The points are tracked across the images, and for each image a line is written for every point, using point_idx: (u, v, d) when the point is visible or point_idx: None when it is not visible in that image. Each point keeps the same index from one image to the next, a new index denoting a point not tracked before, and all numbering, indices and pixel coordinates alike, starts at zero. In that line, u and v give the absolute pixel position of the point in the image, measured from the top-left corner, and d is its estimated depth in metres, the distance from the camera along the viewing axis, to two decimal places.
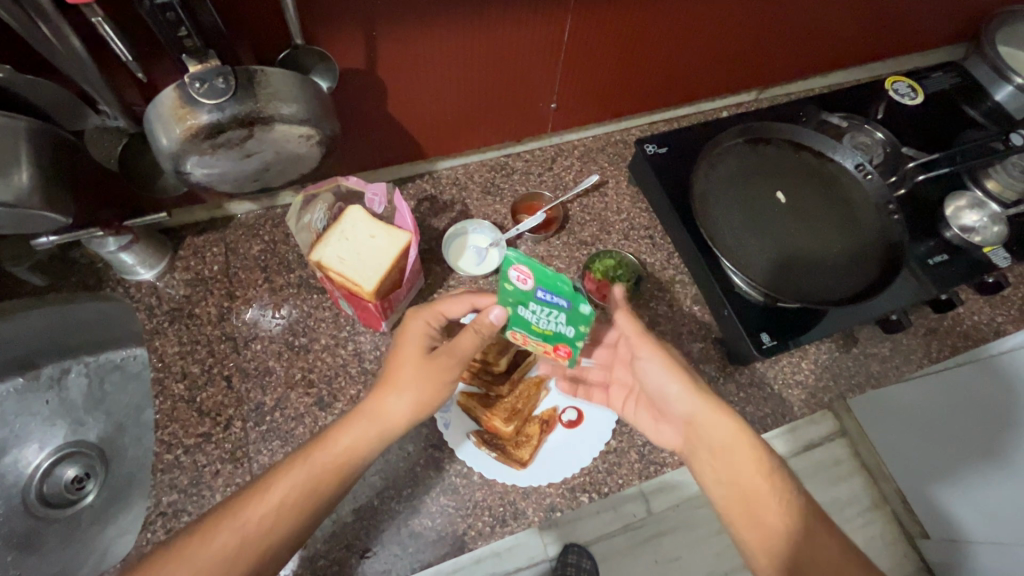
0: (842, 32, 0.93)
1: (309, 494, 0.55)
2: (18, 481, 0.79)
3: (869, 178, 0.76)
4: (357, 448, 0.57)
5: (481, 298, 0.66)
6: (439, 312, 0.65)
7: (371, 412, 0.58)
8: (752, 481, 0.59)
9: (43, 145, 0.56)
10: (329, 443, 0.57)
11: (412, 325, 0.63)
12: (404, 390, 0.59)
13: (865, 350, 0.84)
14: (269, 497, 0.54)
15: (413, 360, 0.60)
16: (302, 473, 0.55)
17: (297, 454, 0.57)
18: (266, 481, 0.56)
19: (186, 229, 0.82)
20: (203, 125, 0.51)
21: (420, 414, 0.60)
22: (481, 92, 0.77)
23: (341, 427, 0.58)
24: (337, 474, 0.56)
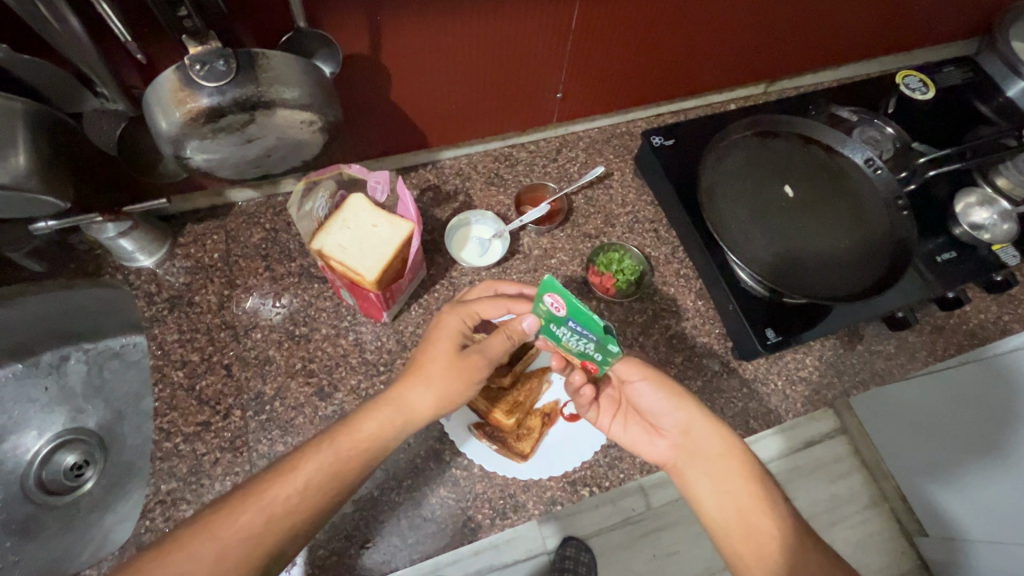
0: (853, 25, 0.92)
1: (333, 480, 0.54)
2: (18, 467, 0.78)
3: (879, 173, 0.76)
4: (382, 438, 0.57)
5: (518, 303, 0.65)
6: (473, 311, 0.64)
7: (398, 402, 0.58)
8: (742, 485, 0.60)
9: (41, 127, 0.55)
10: (355, 430, 0.56)
11: (446, 321, 0.63)
12: (433, 381, 0.59)
13: (870, 348, 0.84)
14: (293, 480, 0.53)
15: (444, 353, 0.60)
16: (328, 458, 0.55)
17: (323, 438, 0.56)
18: (290, 462, 0.55)
19: (187, 216, 0.82)
20: (203, 108, 0.50)
21: (446, 408, 0.60)
22: (487, 81, 0.76)
23: (368, 414, 0.57)
24: (361, 463, 0.56)
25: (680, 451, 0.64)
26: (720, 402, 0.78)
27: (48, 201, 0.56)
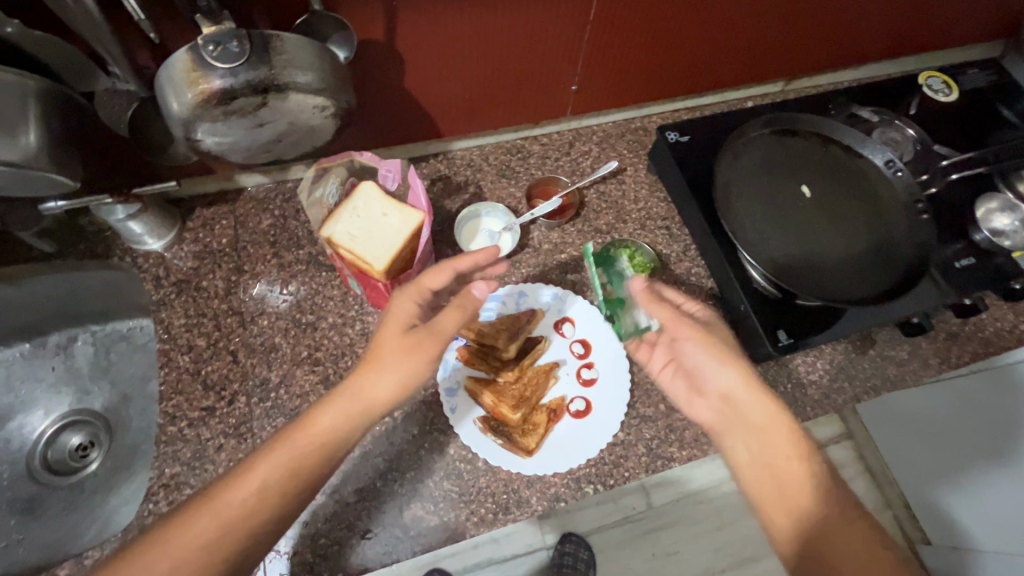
0: (877, 23, 0.90)
1: (292, 476, 0.54)
2: (23, 446, 0.79)
3: (899, 175, 0.75)
4: (337, 431, 0.56)
5: (459, 261, 0.64)
6: (422, 288, 0.62)
7: (353, 392, 0.57)
8: (784, 455, 0.57)
9: (52, 105, 0.54)
10: (311, 425, 0.56)
11: (396, 305, 0.61)
12: (386, 368, 0.57)
13: (883, 353, 0.82)
14: (246, 483, 0.53)
15: (392, 339, 0.59)
16: (285, 455, 0.54)
17: (280, 437, 0.56)
18: (244, 466, 0.54)
19: (196, 200, 0.81)
20: (216, 90, 0.49)
21: (405, 394, 0.58)
22: (501, 71, 0.75)
23: (323, 408, 0.57)
24: (320, 456, 0.55)
25: (721, 415, 0.61)
26: None
27: (58, 180, 0.56)
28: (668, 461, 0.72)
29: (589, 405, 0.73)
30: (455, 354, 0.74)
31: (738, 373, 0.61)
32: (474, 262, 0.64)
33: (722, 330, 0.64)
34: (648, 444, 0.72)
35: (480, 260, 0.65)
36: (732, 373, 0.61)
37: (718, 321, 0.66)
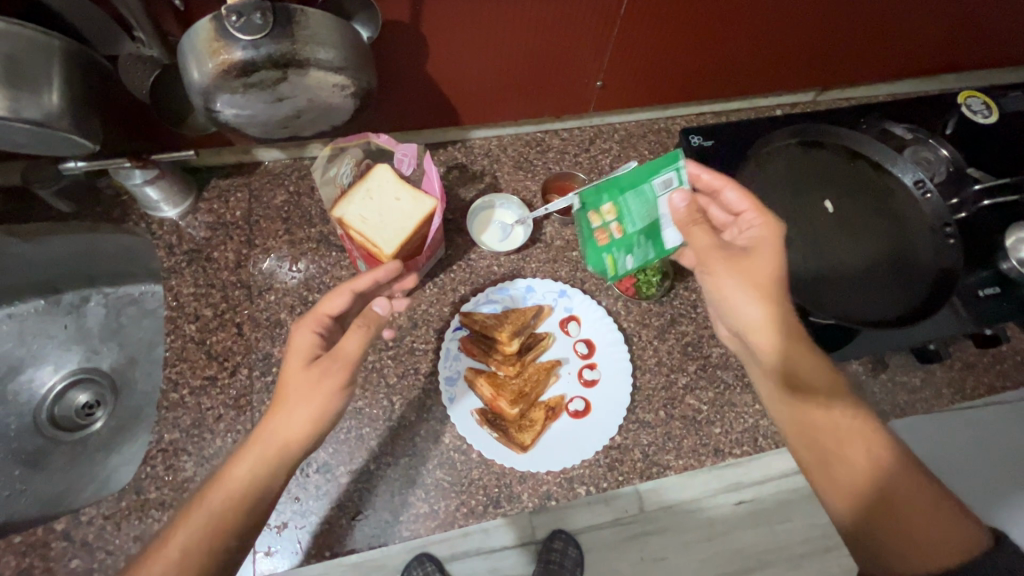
0: (918, 38, 0.87)
1: (207, 542, 0.50)
2: (31, 400, 0.80)
3: (928, 197, 0.68)
4: (254, 481, 0.53)
5: (358, 280, 0.61)
6: (321, 314, 0.60)
7: (265, 438, 0.54)
8: (811, 398, 0.58)
9: (76, 66, 0.54)
10: (223, 480, 0.53)
11: (295, 338, 0.58)
12: (294, 405, 0.54)
13: (894, 378, 0.80)
14: (164, 558, 0.50)
15: (297, 373, 0.56)
16: (200, 520, 0.51)
17: (193, 501, 0.53)
18: (163, 538, 0.51)
19: (213, 171, 0.82)
20: (236, 62, 0.49)
21: (320, 426, 0.55)
22: (525, 61, 0.74)
23: (237, 461, 0.54)
24: (236, 510, 0.52)
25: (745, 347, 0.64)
26: (729, 415, 0.75)
27: (78, 141, 0.56)
28: (663, 469, 0.71)
29: (588, 406, 0.72)
30: (457, 345, 0.74)
31: (776, 309, 0.59)
32: (373, 281, 0.61)
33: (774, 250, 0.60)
34: (645, 449, 0.72)
35: (380, 277, 0.62)
36: (757, 312, 0.59)
37: (763, 243, 0.61)
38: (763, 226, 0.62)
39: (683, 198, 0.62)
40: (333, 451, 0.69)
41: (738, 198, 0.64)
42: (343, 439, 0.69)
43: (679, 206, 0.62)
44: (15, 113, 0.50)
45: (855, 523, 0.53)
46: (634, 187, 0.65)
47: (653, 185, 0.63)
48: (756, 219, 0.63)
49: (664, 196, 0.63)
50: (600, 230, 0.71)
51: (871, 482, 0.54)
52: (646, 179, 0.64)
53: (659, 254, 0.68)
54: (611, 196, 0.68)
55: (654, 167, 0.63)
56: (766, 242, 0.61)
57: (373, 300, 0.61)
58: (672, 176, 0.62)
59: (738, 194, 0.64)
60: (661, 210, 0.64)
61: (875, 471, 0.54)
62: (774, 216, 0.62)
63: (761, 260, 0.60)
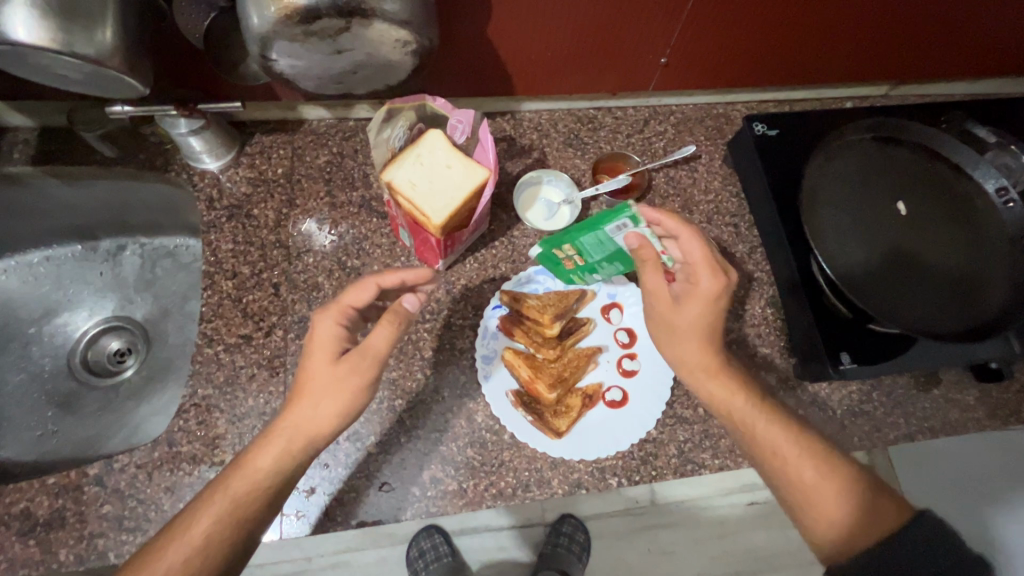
0: (1013, 37, 0.80)
1: (234, 525, 0.53)
2: (66, 343, 0.82)
3: (1009, 206, 0.65)
4: (280, 467, 0.55)
5: (385, 275, 0.60)
6: (344, 306, 0.58)
7: (291, 428, 0.55)
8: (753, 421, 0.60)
9: (130, 4, 0.52)
10: (249, 467, 0.55)
11: (318, 329, 0.57)
12: (322, 399, 0.55)
13: (947, 395, 0.76)
14: (189, 538, 0.52)
15: (324, 367, 0.56)
16: (225, 505, 0.53)
17: (217, 484, 0.55)
18: (187, 518, 0.53)
19: (257, 125, 0.79)
20: (300, 7, 0.46)
21: (343, 422, 0.56)
22: (590, 32, 0.69)
23: (262, 448, 0.55)
24: (261, 497, 0.54)
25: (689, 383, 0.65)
26: None
27: (128, 83, 0.54)
28: (699, 467, 0.69)
29: (625, 396, 0.70)
30: (496, 323, 0.72)
31: (707, 356, 0.62)
32: (401, 280, 0.61)
33: (701, 303, 0.62)
34: (680, 446, 0.70)
35: (408, 277, 0.62)
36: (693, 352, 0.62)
37: (694, 297, 0.62)
38: (698, 283, 0.62)
39: (636, 237, 0.61)
40: (366, 421, 0.68)
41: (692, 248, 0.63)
42: (375, 409, 0.68)
43: (633, 247, 0.62)
44: (68, 48, 0.48)
45: (821, 535, 0.55)
46: (587, 233, 0.60)
47: (608, 230, 0.60)
48: (703, 274, 0.62)
49: (620, 236, 0.61)
50: (565, 260, 0.67)
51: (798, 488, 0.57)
52: (599, 226, 0.60)
53: (626, 266, 0.69)
54: (568, 239, 0.62)
55: (607, 214, 0.59)
56: (698, 300, 0.62)
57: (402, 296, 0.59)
58: (625, 222, 0.60)
59: (693, 245, 0.63)
60: (619, 243, 0.63)
61: (800, 479, 0.57)
62: (721, 274, 0.62)
63: (682, 314, 0.62)
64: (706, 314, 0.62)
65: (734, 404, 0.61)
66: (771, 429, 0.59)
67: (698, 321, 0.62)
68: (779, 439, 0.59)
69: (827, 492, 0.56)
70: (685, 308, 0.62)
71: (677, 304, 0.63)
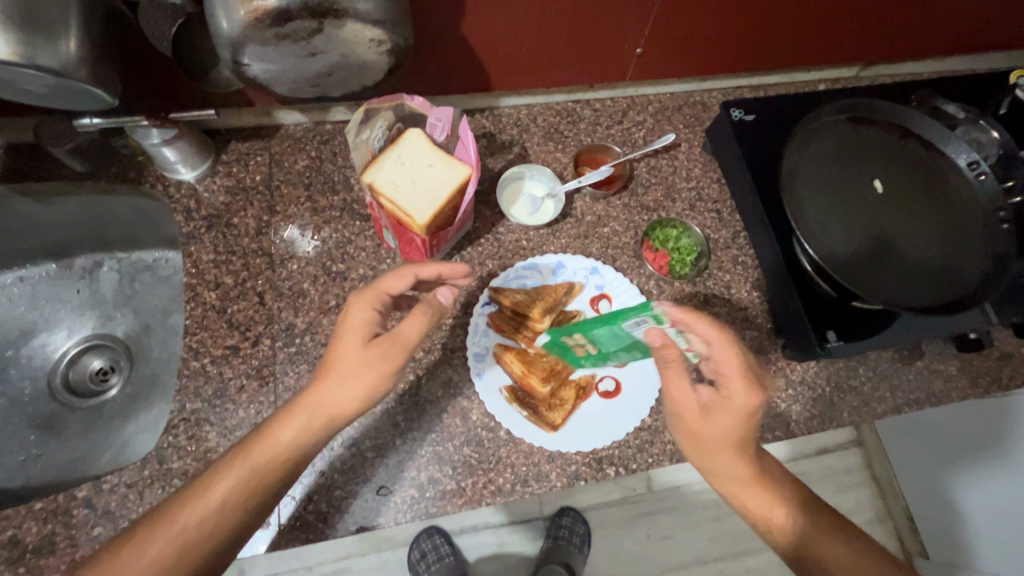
0: (975, 14, 0.82)
1: (249, 494, 0.53)
2: (46, 364, 0.80)
3: (981, 180, 0.63)
4: (299, 446, 0.54)
5: (423, 266, 0.60)
6: (381, 292, 0.58)
7: (313, 407, 0.55)
8: (758, 496, 0.57)
9: (93, 13, 0.50)
10: (270, 440, 0.54)
11: (352, 312, 0.57)
12: (347, 380, 0.55)
13: (930, 366, 0.78)
14: (205, 500, 0.52)
15: (354, 350, 0.56)
16: (243, 474, 0.53)
17: (236, 453, 0.54)
18: (204, 483, 0.53)
19: (231, 133, 0.78)
20: (270, 9, 0.45)
21: (365, 408, 0.56)
22: (564, 23, 0.69)
23: (282, 424, 0.55)
24: (278, 475, 0.54)
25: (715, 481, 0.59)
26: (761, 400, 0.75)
27: (97, 94, 0.53)
28: None
29: (618, 386, 0.70)
30: (486, 320, 0.72)
31: (744, 467, 0.57)
32: (437, 272, 0.61)
33: (736, 418, 0.56)
34: (674, 432, 0.70)
35: (446, 271, 0.62)
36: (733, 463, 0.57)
37: (728, 413, 0.56)
38: (731, 396, 0.56)
39: (658, 334, 0.57)
40: (359, 426, 0.67)
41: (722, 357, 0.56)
42: (369, 413, 0.67)
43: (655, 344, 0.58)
44: (30, 60, 0.46)
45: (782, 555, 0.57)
46: (605, 325, 0.58)
47: (627, 324, 0.56)
48: (737, 389, 0.56)
49: (638, 329, 0.57)
50: (576, 349, 0.64)
51: (786, 545, 0.56)
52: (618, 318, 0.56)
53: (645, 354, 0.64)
54: (580, 329, 0.61)
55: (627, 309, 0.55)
56: (731, 416, 0.56)
57: (435, 289, 0.61)
58: (647, 319, 0.54)
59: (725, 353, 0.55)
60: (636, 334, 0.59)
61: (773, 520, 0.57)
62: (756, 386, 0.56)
63: (713, 428, 0.57)
64: (740, 429, 0.56)
65: (737, 489, 0.57)
66: (763, 500, 0.57)
67: (732, 433, 0.56)
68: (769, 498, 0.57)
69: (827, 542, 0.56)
70: (717, 421, 0.57)
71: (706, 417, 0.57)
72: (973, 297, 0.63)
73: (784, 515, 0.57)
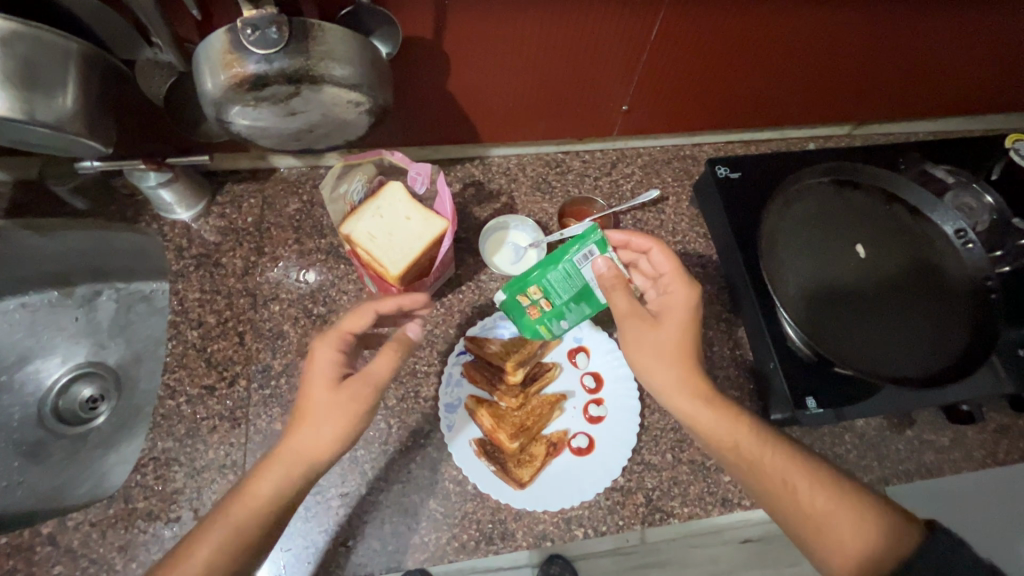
0: (966, 76, 0.82)
1: (236, 550, 0.51)
2: (37, 391, 0.81)
3: (969, 249, 0.66)
4: (281, 494, 0.53)
5: (382, 303, 0.61)
6: (343, 332, 0.59)
7: (290, 455, 0.54)
8: (734, 434, 0.57)
9: (93, 70, 0.54)
10: (250, 493, 0.53)
11: (318, 355, 0.57)
12: (322, 423, 0.54)
13: (921, 436, 0.75)
14: (191, 564, 0.50)
15: (324, 392, 0.55)
16: (227, 530, 0.52)
17: (217, 513, 0.53)
18: (189, 549, 0.52)
19: (227, 175, 0.81)
20: (248, 75, 0.47)
21: (339, 449, 0.55)
22: (548, 81, 0.71)
23: (260, 476, 0.53)
24: (260, 523, 0.52)
25: (682, 401, 0.59)
26: None
27: (90, 145, 0.56)
28: (667, 516, 0.68)
29: (591, 443, 0.69)
30: (460, 370, 0.71)
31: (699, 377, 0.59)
32: (398, 306, 0.61)
33: (680, 324, 0.61)
34: (648, 494, 0.69)
35: (406, 304, 0.62)
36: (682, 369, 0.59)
37: (676, 311, 0.62)
38: (673, 294, 0.63)
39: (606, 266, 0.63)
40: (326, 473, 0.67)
41: (661, 260, 0.65)
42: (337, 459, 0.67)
43: (601, 273, 0.63)
44: (28, 116, 0.49)
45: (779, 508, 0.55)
46: (556, 267, 0.62)
47: (576, 258, 0.62)
48: (677, 286, 0.63)
49: (587, 265, 0.63)
50: (530, 307, 0.66)
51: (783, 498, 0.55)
52: (566, 256, 0.62)
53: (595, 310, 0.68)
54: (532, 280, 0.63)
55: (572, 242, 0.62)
56: (677, 311, 0.62)
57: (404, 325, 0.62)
58: (591, 248, 0.62)
59: (662, 257, 0.65)
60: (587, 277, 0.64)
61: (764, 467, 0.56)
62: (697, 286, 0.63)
63: (665, 331, 0.61)
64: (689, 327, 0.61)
65: (738, 437, 0.57)
66: (775, 459, 0.56)
67: (682, 338, 0.61)
68: (780, 457, 0.56)
69: (843, 510, 0.53)
70: (666, 322, 0.61)
71: (658, 323, 0.62)
72: (977, 348, 0.63)
73: (775, 459, 0.56)
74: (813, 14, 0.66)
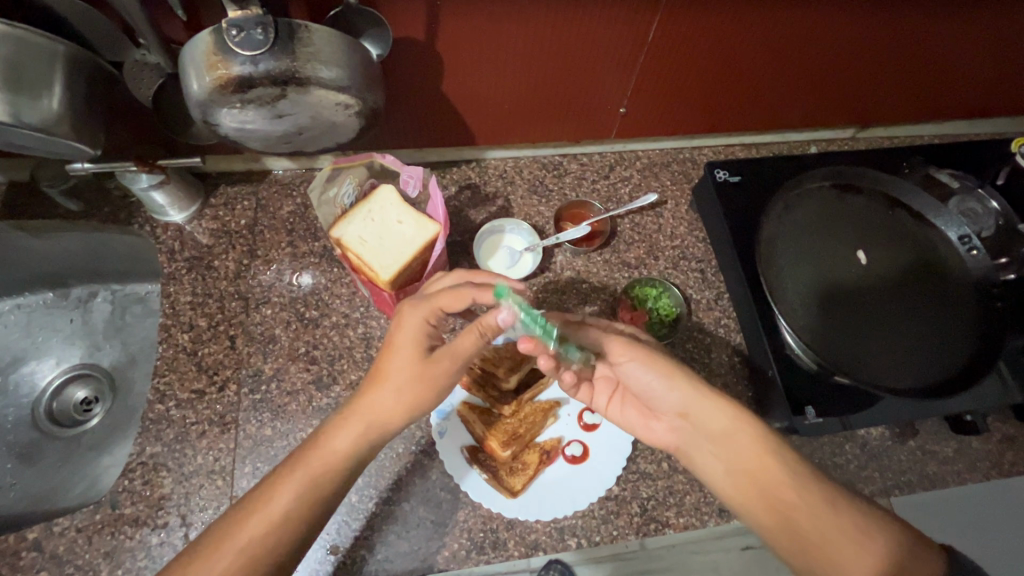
0: (971, 79, 0.81)
1: (311, 501, 0.49)
2: (32, 392, 0.81)
3: (974, 253, 0.69)
4: (357, 452, 0.51)
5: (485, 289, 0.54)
6: (435, 306, 0.54)
7: (367, 412, 0.52)
8: (745, 450, 0.53)
9: (79, 72, 0.53)
10: (326, 445, 0.51)
11: (407, 319, 0.54)
12: (403, 387, 0.52)
13: (923, 446, 0.74)
14: (269, 510, 0.48)
15: (407, 359, 0.53)
16: (303, 479, 0.49)
17: (290, 463, 0.50)
18: (263, 491, 0.49)
19: (221, 177, 0.80)
20: (234, 77, 0.47)
21: (417, 414, 0.53)
22: (546, 82, 0.70)
23: (336, 431, 0.51)
24: (337, 483, 0.50)
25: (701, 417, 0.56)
26: None
27: (79, 148, 0.55)
28: (662, 526, 0.66)
29: (585, 451, 0.68)
30: None
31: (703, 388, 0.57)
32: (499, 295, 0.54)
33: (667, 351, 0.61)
34: (643, 503, 0.67)
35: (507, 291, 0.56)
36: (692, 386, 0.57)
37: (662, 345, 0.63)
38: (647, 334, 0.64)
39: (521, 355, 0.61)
40: None
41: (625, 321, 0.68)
42: None
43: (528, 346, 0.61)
44: (14, 119, 0.48)
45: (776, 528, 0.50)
46: None
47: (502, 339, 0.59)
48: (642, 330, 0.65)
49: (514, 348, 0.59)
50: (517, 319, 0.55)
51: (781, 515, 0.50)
52: None
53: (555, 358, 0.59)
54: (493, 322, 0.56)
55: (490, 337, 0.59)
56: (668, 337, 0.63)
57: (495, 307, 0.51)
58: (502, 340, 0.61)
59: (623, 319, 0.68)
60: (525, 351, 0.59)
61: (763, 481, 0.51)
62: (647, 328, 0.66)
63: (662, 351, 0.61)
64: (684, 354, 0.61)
65: (749, 453, 0.52)
66: (778, 474, 0.51)
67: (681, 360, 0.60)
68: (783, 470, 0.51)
69: (846, 529, 0.48)
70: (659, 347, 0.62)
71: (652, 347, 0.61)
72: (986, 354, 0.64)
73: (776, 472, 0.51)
74: (814, 14, 0.65)
